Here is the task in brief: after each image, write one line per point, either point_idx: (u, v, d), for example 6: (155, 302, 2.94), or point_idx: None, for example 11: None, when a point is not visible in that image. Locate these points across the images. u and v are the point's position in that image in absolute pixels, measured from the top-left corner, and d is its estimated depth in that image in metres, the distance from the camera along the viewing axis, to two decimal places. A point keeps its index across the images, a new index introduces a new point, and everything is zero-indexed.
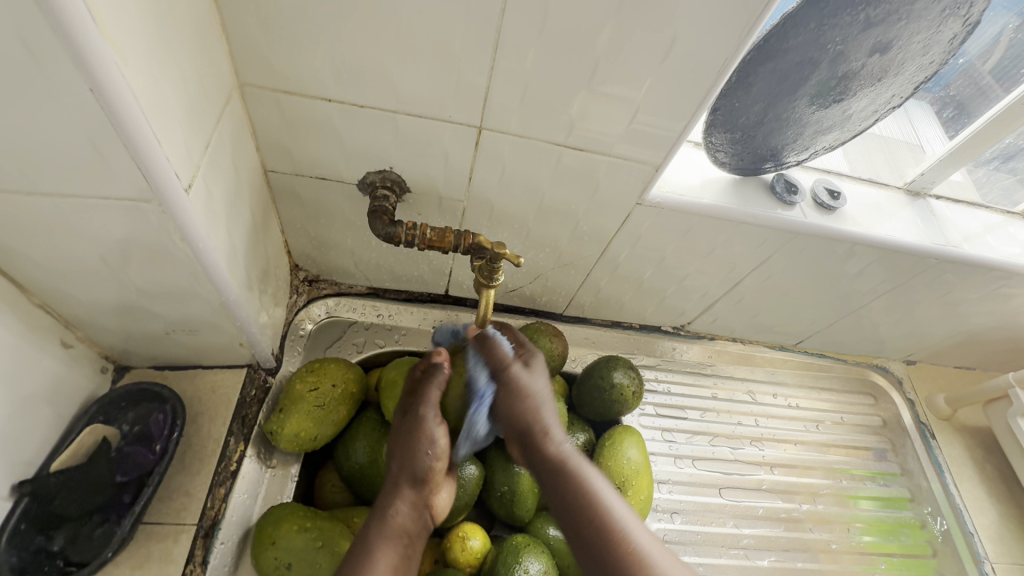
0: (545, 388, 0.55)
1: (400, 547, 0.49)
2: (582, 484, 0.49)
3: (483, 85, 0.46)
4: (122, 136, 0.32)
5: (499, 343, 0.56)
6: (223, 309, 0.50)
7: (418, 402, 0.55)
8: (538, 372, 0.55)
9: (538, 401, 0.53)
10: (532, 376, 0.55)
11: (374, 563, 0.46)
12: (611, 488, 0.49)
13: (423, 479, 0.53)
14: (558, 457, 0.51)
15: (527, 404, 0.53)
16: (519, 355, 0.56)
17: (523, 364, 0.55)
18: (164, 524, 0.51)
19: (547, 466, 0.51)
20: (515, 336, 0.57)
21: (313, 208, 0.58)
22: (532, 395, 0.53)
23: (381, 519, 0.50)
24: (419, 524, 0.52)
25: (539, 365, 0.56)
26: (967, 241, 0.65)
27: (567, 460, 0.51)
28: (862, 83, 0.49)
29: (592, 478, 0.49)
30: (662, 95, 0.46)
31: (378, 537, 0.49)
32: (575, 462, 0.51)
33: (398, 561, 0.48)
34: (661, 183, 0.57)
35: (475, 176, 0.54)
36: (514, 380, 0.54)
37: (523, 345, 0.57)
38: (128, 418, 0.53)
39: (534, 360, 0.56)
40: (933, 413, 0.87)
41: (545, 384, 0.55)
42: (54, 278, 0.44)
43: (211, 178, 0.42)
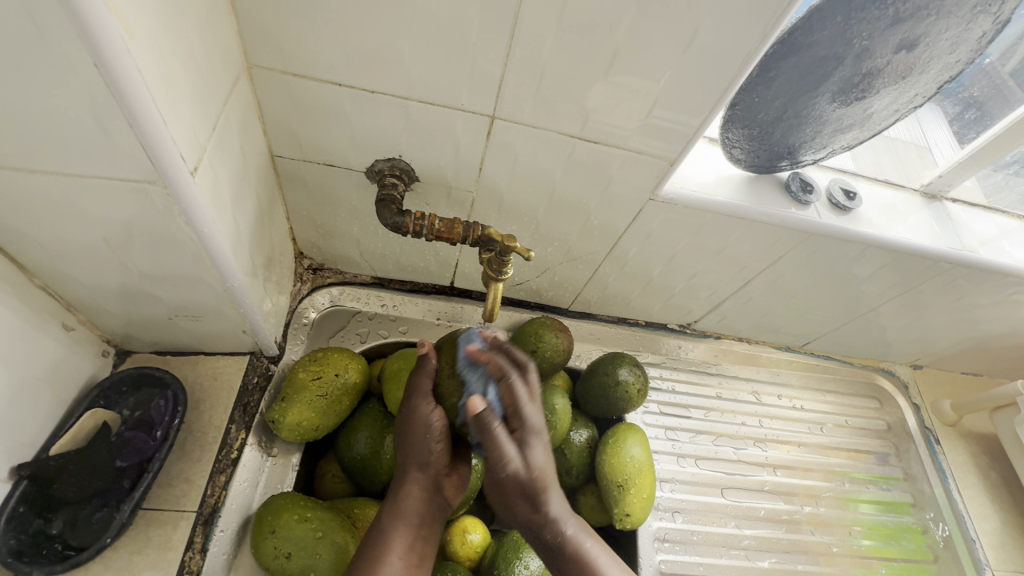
0: (550, 468, 0.51)
1: (414, 530, 0.50)
2: (583, 567, 0.49)
3: (498, 74, 0.44)
4: (129, 114, 0.32)
5: (516, 386, 0.50)
6: (227, 295, 0.49)
7: (415, 391, 0.52)
8: (536, 450, 0.50)
9: (543, 485, 0.50)
10: (531, 454, 0.50)
11: (387, 550, 0.48)
12: (613, 561, 0.50)
13: (430, 464, 0.52)
14: (565, 540, 0.50)
15: (533, 492, 0.49)
16: (521, 428, 0.50)
17: (528, 442, 0.50)
18: (163, 511, 0.51)
19: (552, 550, 0.50)
20: (490, 429, 0.49)
21: (320, 195, 0.57)
22: (538, 479, 0.50)
23: (393, 503, 0.51)
24: (432, 507, 0.52)
25: (542, 438, 0.51)
26: (983, 246, 0.64)
27: (573, 544, 0.50)
28: (885, 80, 0.48)
29: (594, 553, 0.50)
30: (681, 88, 0.45)
31: (391, 521, 0.50)
32: (581, 542, 0.50)
33: (411, 544, 0.50)
34: (674, 179, 0.56)
35: (486, 167, 0.53)
36: (525, 466, 0.49)
37: (521, 416, 0.50)
38: (128, 403, 0.53)
39: (536, 431, 0.51)
40: (938, 418, 0.87)
41: (547, 476, 0.50)
42: (56, 259, 0.43)
43: (217, 161, 0.41)
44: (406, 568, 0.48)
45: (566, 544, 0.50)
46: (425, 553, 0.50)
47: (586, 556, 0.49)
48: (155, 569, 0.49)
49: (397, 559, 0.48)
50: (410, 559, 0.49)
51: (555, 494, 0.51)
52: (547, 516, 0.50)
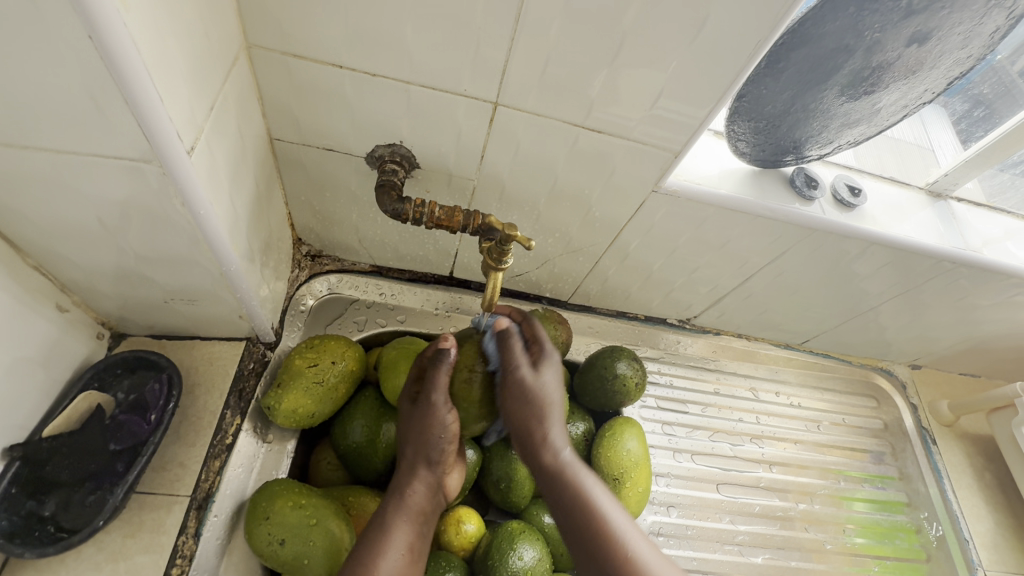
0: (557, 398, 0.53)
1: (416, 526, 0.50)
2: (579, 496, 0.50)
3: (501, 60, 0.44)
4: (123, 91, 0.31)
5: (516, 342, 0.52)
6: (223, 279, 0.48)
7: (431, 387, 0.51)
8: (551, 375, 0.53)
9: (547, 409, 0.52)
10: (545, 377, 0.52)
11: (390, 542, 0.48)
12: (611, 500, 0.50)
13: (439, 462, 0.52)
14: (563, 463, 0.51)
15: (539, 408, 0.51)
16: (534, 356, 0.53)
17: (543, 362, 0.53)
18: (157, 495, 0.51)
19: (550, 475, 0.51)
20: (511, 346, 0.51)
21: (319, 180, 0.57)
22: (546, 401, 0.51)
23: (397, 497, 0.51)
24: (433, 505, 0.53)
25: (553, 369, 0.53)
26: (986, 246, 0.64)
27: (570, 468, 0.51)
28: (895, 75, 0.47)
29: (592, 486, 0.51)
30: (687, 78, 0.44)
31: (396, 515, 0.50)
32: (577, 471, 0.51)
33: (413, 540, 0.49)
34: (678, 171, 0.55)
35: (488, 155, 0.52)
36: (535, 382, 0.51)
37: (541, 343, 0.53)
38: (123, 386, 0.52)
39: (551, 361, 0.53)
40: (935, 419, 0.87)
41: (555, 405, 0.53)
42: (50, 239, 0.43)
43: (215, 142, 0.40)
44: (406, 563, 0.48)
45: (563, 469, 0.51)
46: (424, 548, 0.50)
47: (582, 486, 0.50)
48: (148, 553, 0.48)
49: (399, 554, 0.48)
50: (409, 556, 0.49)
51: (555, 422, 0.52)
52: (547, 440, 0.51)
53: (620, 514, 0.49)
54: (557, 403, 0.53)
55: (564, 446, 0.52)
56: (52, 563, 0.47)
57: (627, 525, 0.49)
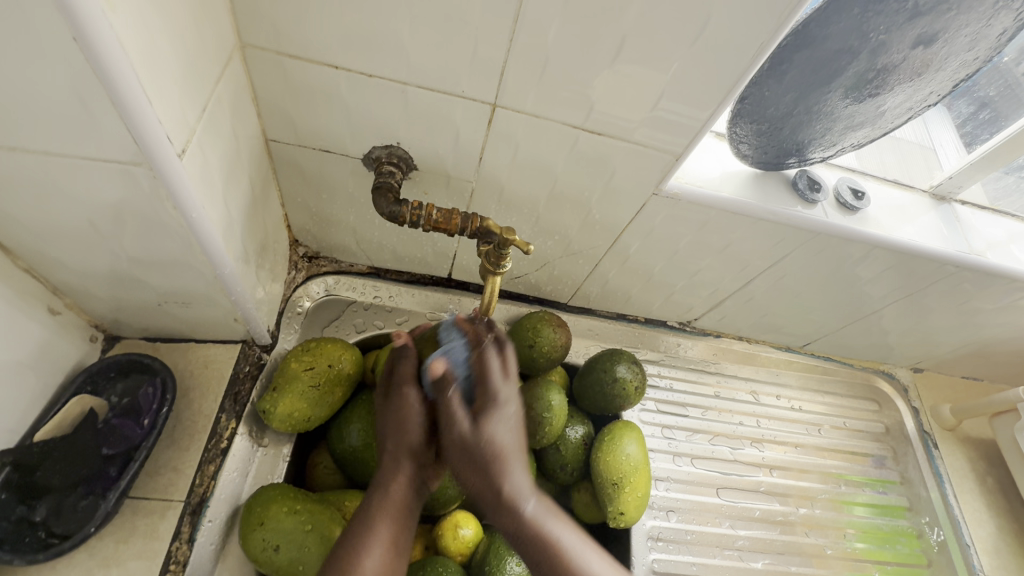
0: (514, 443, 0.46)
1: (398, 520, 0.47)
2: (547, 548, 0.44)
3: (500, 61, 0.43)
4: (111, 92, 0.30)
5: (488, 356, 0.49)
6: (217, 282, 0.48)
7: (403, 379, 0.52)
8: (500, 421, 0.46)
9: (503, 460, 0.45)
10: (493, 424, 0.46)
11: (370, 540, 0.45)
12: (582, 542, 0.45)
13: (422, 452, 0.50)
14: (522, 519, 0.44)
15: (490, 471, 0.45)
16: (480, 398, 0.47)
17: (490, 414, 0.46)
18: (151, 500, 0.50)
19: (512, 530, 0.45)
20: (450, 406, 0.46)
21: (315, 182, 0.56)
22: (498, 454, 0.45)
23: (377, 490, 0.48)
24: (415, 498, 0.50)
25: (506, 411, 0.47)
26: (991, 249, 0.63)
27: (533, 526, 0.44)
28: (900, 77, 0.46)
29: (560, 537, 0.44)
30: (688, 80, 0.44)
31: (376, 510, 0.47)
32: (542, 522, 0.45)
33: (395, 536, 0.47)
34: (679, 173, 0.55)
35: (486, 157, 0.52)
36: (478, 438, 0.45)
37: (488, 386, 0.47)
38: (116, 390, 0.52)
39: (504, 403, 0.47)
40: (937, 423, 0.86)
41: (512, 452, 0.46)
42: (41, 241, 0.42)
43: (208, 144, 0.40)
44: (387, 560, 0.45)
45: (527, 526, 0.44)
46: (407, 544, 0.47)
47: (549, 538, 0.44)
48: (141, 559, 0.48)
49: (379, 551, 0.45)
50: (392, 551, 0.46)
51: (517, 471, 0.45)
52: (505, 499, 0.44)
53: (587, 554, 0.44)
54: (515, 450, 0.46)
55: (530, 496, 0.45)
56: (44, 569, 0.46)
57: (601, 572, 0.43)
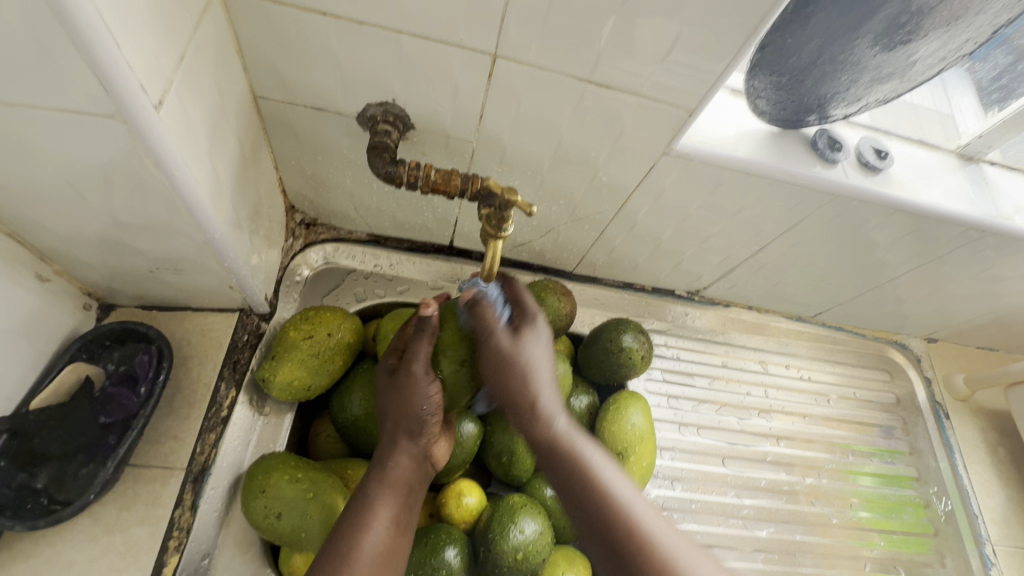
0: (545, 357, 0.51)
1: (400, 500, 0.49)
2: (575, 459, 0.47)
3: (499, 5, 0.40)
4: (74, 33, 0.28)
5: (516, 282, 0.54)
6: (208, 247, 0.46)
7: (412, 357, 0.50)
8: (537, 345, 0.51)
9: (537, 373, 0.49)
10: (530, 340, 0.50)
11: (374, 519, 0.47)
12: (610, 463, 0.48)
13: (421, 434, 0.50)
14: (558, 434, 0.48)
15: (524, 377, 0.48)
16: (523, 318, 0.51)
17: (525, 329, 0.51)
18: (151, 467, 0.50)
19: (548, 449, 0.48)
20: (488, 324, 0.49)
21: (309, 143, 0.53)
22: (533, 366, 0.49)
23: (382, 469, 0.50)
24: (419, 475, 0.51)
25: (540, 331, 0.51)
26: (1019, 214, 0.60)
27: (563, 440, 0.48)
28: (935, 22, 0.43)
29: (587, 451, 0.47)
30: (703, 27, 0.40)
31: (378, 490, 0.48)
32: (572, 438, 0.48)
33: (397, 514, 0.49)
34: (691, 132, 0.51)
35: (487, 114, 0.49)
36: (516, 346, 0.49)
37: (524, 307, 0.52)
38: (112, 358, 0.51)
39: (539, 328, 0.51)
40: (949, 393, 0.84)
41: (548, 366, 0.50)
42: (21, 202, 0.40)
43: (189, 97, 0.37)
44: (391, 537, 0.47)
45: (556, 437, 0.48)
46: (411, 520, 0.50)
47: (580, 452, 0.47)
48: (144, 525, 0.48)
49: (382, 530, 0.47)
50: (395, 529, 0.48)
51: (547, 390, 0.49)
52: (542, 404, 0.49)
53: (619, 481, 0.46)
54: (545, 367, 0.50)
55: (558, 413, 0.49)
56: (47, 535, 0.46)
57: (629, 491, 0.46)
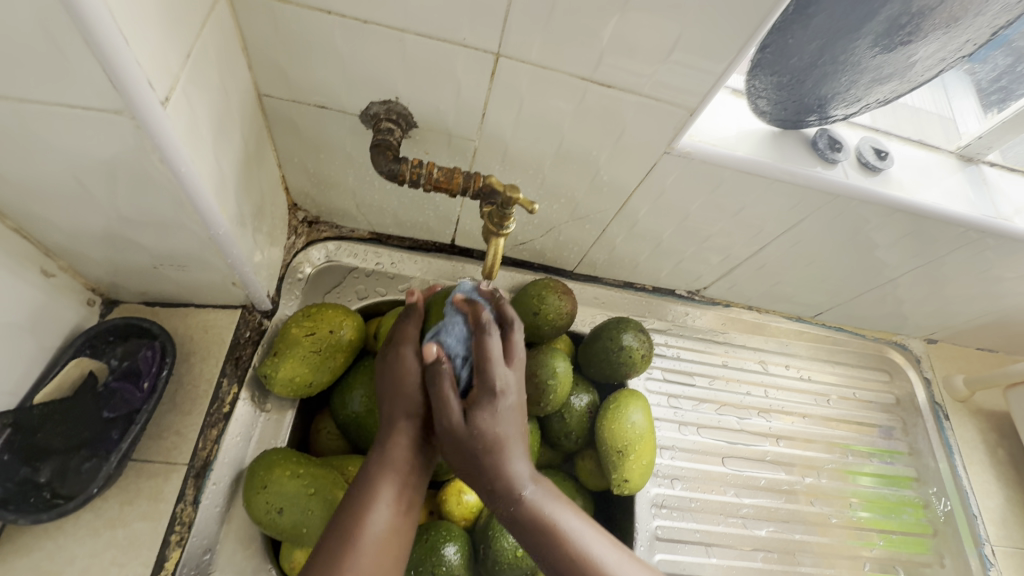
0: (514, 430, 0.48)
1: (404, 479, 0.48)
2: (548, 529, 0.44)
3: (502, 5, 0.40)
4: (83, 30, 0.28)
5: (505, 307, 0.51)
6: (212, 243, 0.46)
7: (402, 339, 0.51)
8: (500, 412, 0.47)
9: (501, 446, 0.46)
10: (489, 417, 0.47)
11: (376, 500, 0.46)
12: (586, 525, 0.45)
13: (426, 414, 0.49)
14: (523, 506, 0.45)
15: (482, 458, 0.46)
16: (480, 385, 0.47)
17: (483, 403, 0.47)
18: (153, 462, 0.50)
19: (514, 521, 0.45)
20: (443, 395, 0.47)
21: (312, 141, 0.54)
22: (488, 444, 0.46)
23: (383, 452, 0.48)
24: (422, 457, 0.50)
25: (502, 401, 0.47)
26: (1019, 214, 0.60)
27: (535, 512, 0.45)
28: (935, 23, 0.43)
29: (562, 519, 0.44)
30: (704, 27, 0.41)
31: (382, 469, 0.47)
32: (543, 507, 0.45)
33: (402, 494, 0.47)
34: (692, 132, 0.52)
35: (489, 113, 0.49)
36: (470, 427, 0.46)
37: (484, 376, 0.47)
38: (115, 353, 0.51)
39: (500, 390, 0.48)
40: (949, 394, 0.85)
41: (507, 423, 0.47)
42: (26, 197, 0.41)
43: (195, 94, 0.38)
44: (395, 518, 0.46)
45: (525, 509, 0.45)
46: (416, 503, 0.48)
47: (557, 521, 0.44)
48: (147, 520, 0.48)
49: (388, 509, 0.46)
50: (399, 508, 0.47)
51: (517, 458, 0.47)
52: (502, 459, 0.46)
53: (595, 541, 0.44)
54: (516, 435, 0.48)
55: (527, 479, 0.46)
56: (50, 529, 0.47)
57: (599, 543, 0.44)
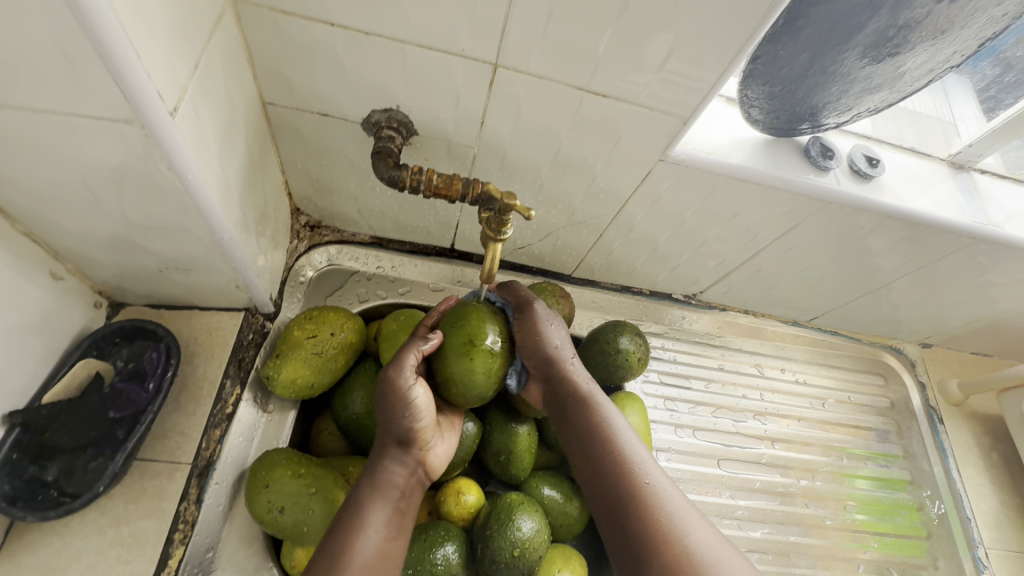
0: (580, 362, 0.52)
1: (393, 504, 0.48)
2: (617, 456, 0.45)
3: (500, 18, 0.41)
4: (95, 44, 0.30)
5: (534, 306, 0.53)
6: (217, 248, 0.47)
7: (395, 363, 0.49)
8: (548, 341, 0.51)
9: (572, 371, 0.51)
10: (541, 341, 0.51)
11: (366, 524, 0.46)
12: (640, 443, 0.46)
13: (412, 439, 0.50)
14: (584, 418, 0.48)
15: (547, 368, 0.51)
16: (527, 325, 0.52)
17: (535, 334, 0.52)
18: (158, 462, 0.51)
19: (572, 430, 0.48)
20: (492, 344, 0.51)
21: (314, 147, 0.55)
22: (551, 360, 0.51)
23: (372, 476, 0.49)
24: (412, 481, 0.51)
25: (551, 342, 0.51)
26: (1009, 221, 0.61)
27: (608, 432, 0.47)
28: (922, 35, 0.44)
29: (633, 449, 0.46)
30: (696, 39, 0.42)
31: (371, 495, 0.48)
32: (603, 419, 0.48)
33: (391, 520, 0.48)
34: (686, 139, 0.53)
35: (488, 121, 0.50)
36: (530, 349, 0.51)
37: (531, 318, 0.52)
38: (122, 355, 0.53)
39: (545, 328, 0.52)
40: (943, 398, 0.85)
41: (566, 348, 0.52)
42: (37, 202, 0.42)
43: (201, 104, 0.39)
44: (384, 541, 0.47)
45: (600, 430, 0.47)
46: (405, 527, 0.49)
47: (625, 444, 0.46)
48: (151, 518, 0.49)
49: (376, 534, 0.46)
50: (388, 533, 0.47)
51: (593, 386, 0.50)
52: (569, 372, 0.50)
53: (646, 462, 0.45)
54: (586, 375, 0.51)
55: (612, 411, 0.49)
56: (57, 526, 0.48)
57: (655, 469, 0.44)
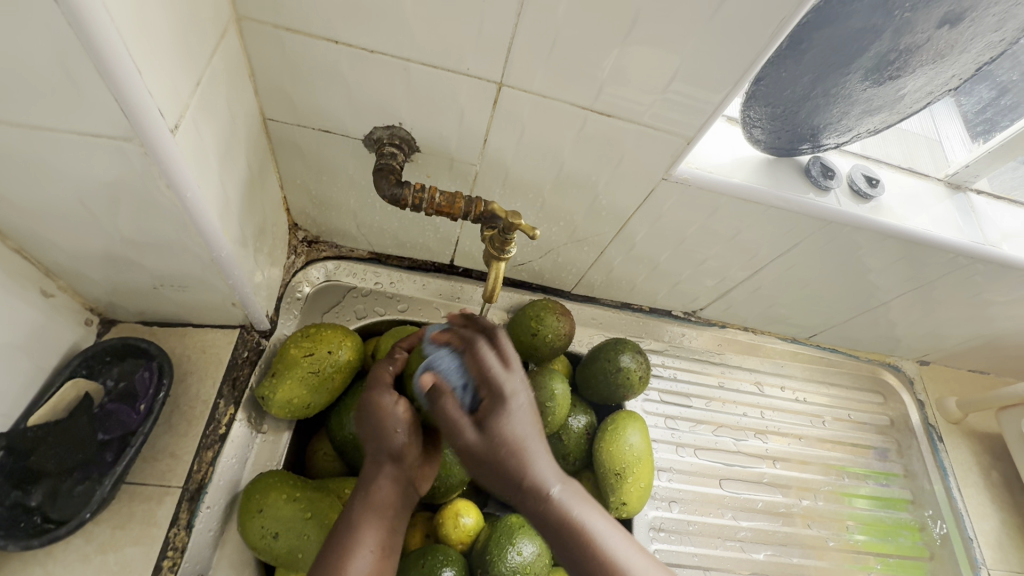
0: (529, 431, 0.44)
1: (384, 522, 0.48)
2: (575, 533, 0.42)
3: (506, 37, 0.41)
4: (97, 61, 0.29)
5: (484, 352, 0.47)
6: (214, 265, 0.46)
7: (376, 384, 0.52)
8: (518, 414, 0.44)
9: (519, 451, 0.43)
10: (506, 421, 0.43)
11: (356, 541, 0.46)
12: (609, 526, 0.43)
13: (402, 456, 0.50)
14: (550, 505, 0.42)
15: (507, 463, 0.42)
16: (490, 396, 0.45)
17: (493, 411, 0.44)
18: (148, 485, 0.49)
19: (538, 516, 0.43)
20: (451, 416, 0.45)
21: (315, 163, 0.54)
22: (512, 449, 0.43)
23: (364, 493, 0.48)
24: (403, 499, 0.50)
25: (514, 405, 0.44)
26: (1006, 240, 0.62)
27: (561, 510, 0.42)
28: (922, 59, 0.45)
29: (586, 520, 0.43)
30: (701, 61, 0.42)
31: (362, 513, 0.47)
32: (570, 508, 0.43)
33: (379, 537, 0.47)
34: (689, 158, 0.53)
35: (492, 139, 0.50)
36: (488, 440, 0.43)
37: (491, 385, 0.45)
38: (112, 374, 0.51)
39: (511, 398, 0.44)
40: (942, 416, 0.85)
41: (523, 424, 0.44)
42: (31, 219, 0.41)
43: (202, 120, 0.38)
44: (374, 559, 0.46)
45: (552, 511, 0.42)
46: (393, 544, 0.48)
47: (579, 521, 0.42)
48: (139, 545, 0.47)
49: (366, 550, 0.46)
50: (379, 551, 0.47)
51: (537, 457, 0.43)
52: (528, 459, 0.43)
53: (619, 543, 0.42)
54: (531, 437, 0.44)
55: (553, 479, 0.43)
56: (40, 554, 0.46)
57: (631, 554, 0.42)
